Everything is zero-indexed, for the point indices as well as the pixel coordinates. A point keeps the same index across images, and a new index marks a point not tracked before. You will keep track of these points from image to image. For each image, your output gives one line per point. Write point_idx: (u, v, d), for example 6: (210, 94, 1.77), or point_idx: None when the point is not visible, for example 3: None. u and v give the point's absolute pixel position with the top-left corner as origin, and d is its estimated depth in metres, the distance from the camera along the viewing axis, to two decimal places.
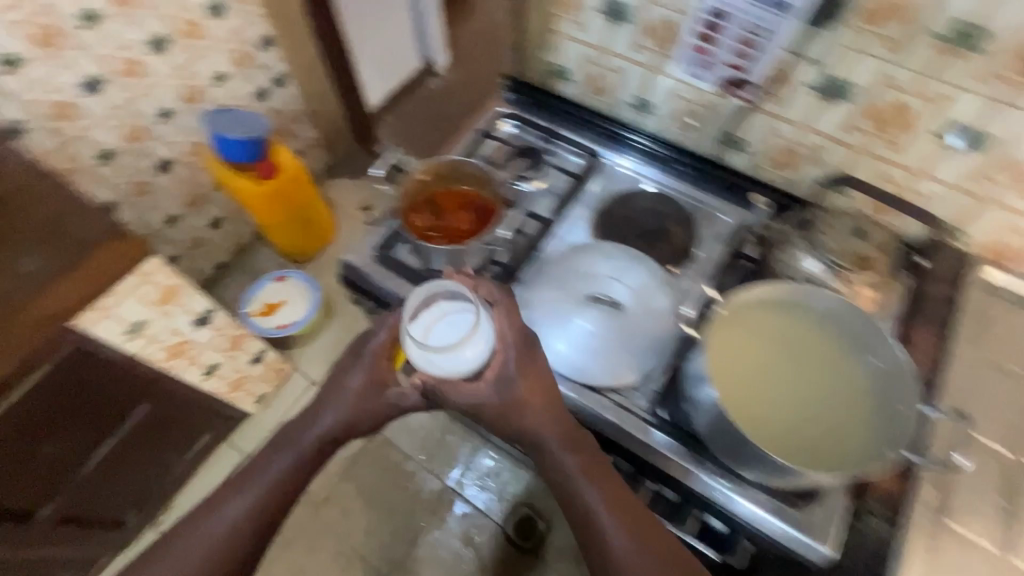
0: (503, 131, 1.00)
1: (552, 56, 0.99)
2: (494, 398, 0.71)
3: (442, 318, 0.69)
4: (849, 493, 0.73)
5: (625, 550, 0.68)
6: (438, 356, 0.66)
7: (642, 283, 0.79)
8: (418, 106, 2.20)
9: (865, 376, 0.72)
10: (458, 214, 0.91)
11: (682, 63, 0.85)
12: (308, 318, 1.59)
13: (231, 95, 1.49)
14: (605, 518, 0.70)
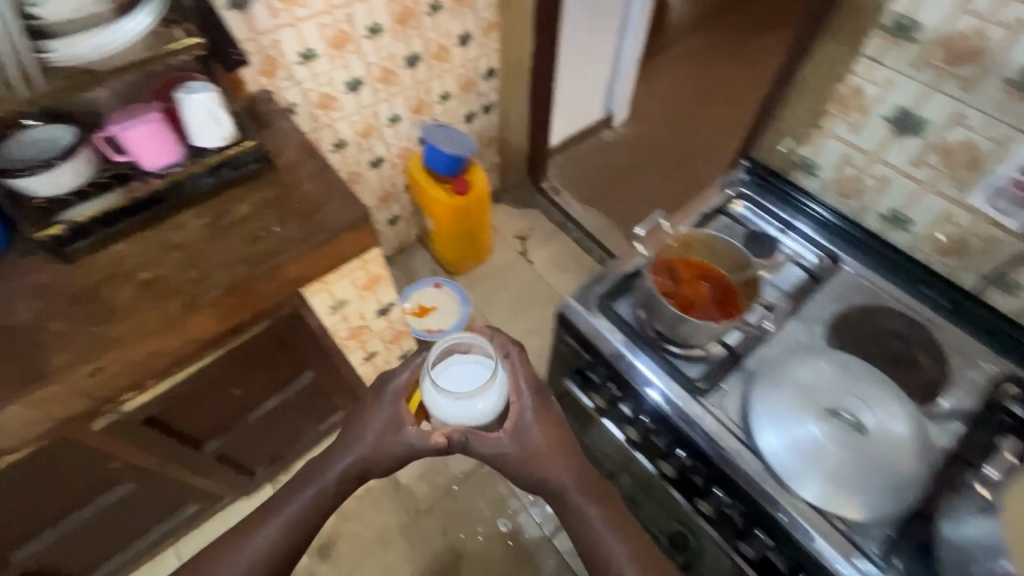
0: (737, 213, 0.98)
1: (805, 150, 0.97)
2: (515, 448, 0.77)
3: (460, 367, 0.75)
4: None
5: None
6: (454, 401, 0.71)
7: (889, 408, 0.73)
8: (588, 153, 2.26)
9: None
10: (697, 287, 0.82)
11: (987, 192, 0.79)
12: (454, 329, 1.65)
13: (447, 112, 1.62)
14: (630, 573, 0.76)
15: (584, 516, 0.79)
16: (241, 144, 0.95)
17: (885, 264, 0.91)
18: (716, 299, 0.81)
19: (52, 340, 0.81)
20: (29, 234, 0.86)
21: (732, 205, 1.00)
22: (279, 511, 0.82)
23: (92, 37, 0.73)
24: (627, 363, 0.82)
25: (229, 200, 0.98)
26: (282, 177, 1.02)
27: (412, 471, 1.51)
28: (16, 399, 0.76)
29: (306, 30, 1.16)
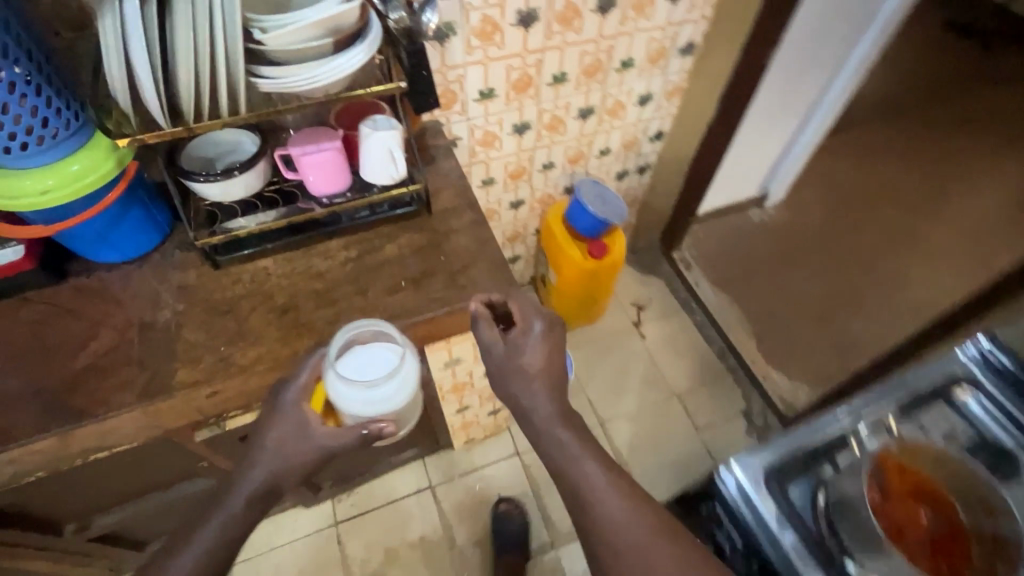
0: (968, 406, 0.77)
1: None
2: (497, 349, 0.71)
3: (361, 352, 0.75)
4: None
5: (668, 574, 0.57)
6: (382, 395, 0.72)
7: None
8: (730, 230, 2.04)
9: None
10: (911, 508, 0.69)
11: None
12: None
13: (601, 167, 1.51)
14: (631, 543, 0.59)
15: (572, 477, 0.63)
16: (409, 185, 0.90)
17: None
18: (932, 539, 0.67)
19: (184, 350, 0.79)
20: (190, 235, 0.86)
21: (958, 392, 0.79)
22: (246, 480, 0.71)
23: (314, 65, 0.68)
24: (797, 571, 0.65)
25: (379, 237, 0.93)
26: (436, 225, 0.95)
27: (472, 533, 1.42)
28: (139, 408, 0.73)
29: (493, 70, 1.09)
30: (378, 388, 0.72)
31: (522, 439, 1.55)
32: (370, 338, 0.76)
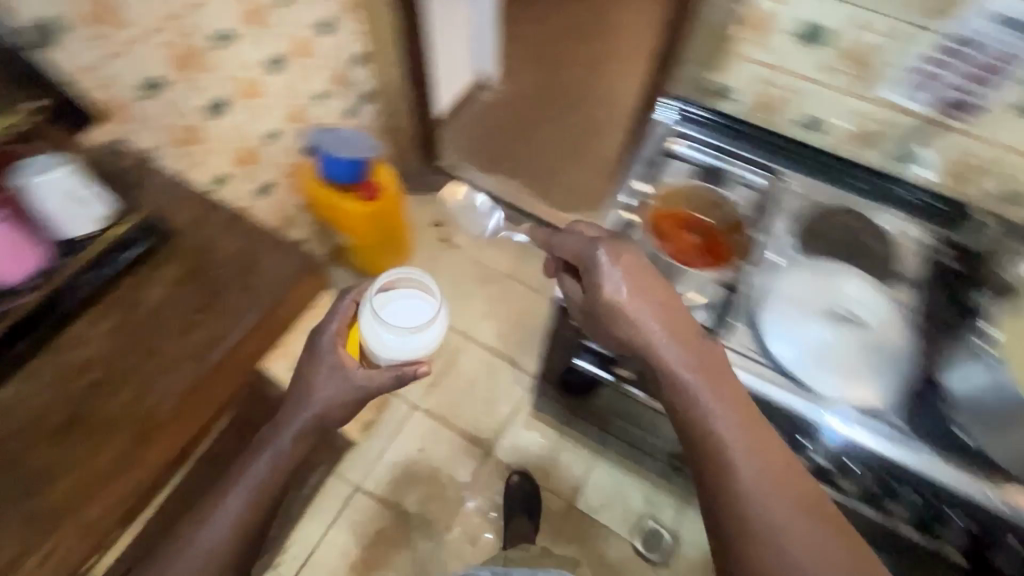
0: (680, 150, 1.01)
1: (717, 76, 1.00)
2: (575, 291, 0.78)
3: (394, 301, 0.88)
4: None
5: (688, 375, 0.65)
6: (417, 339, 0.85)
7: (869, 296, 0.85)
8: (475, 117, 2.12)
9: None
10: (679, 236, 0.92)
11: (902, 87, 0.86)
12: None
13: (327, 112, 1.43)
14: (667, 331, 0.68)
15: None
16: (122, 225, 0.79)
17: (751, 141, 1.02)
18: (700, 246, 0.92)
19: None
20: None
21: (668, 144, 1.02)
22: None
23: None
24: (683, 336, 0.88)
25: (132, 290, 0.79)
26: (189, 243, 0.84)
27: (417, 495, 1.47)
28: None
29: (140, 57, 0.92)
30: (414, 334, 0.84)
31: (412, 393, 1.58)
32: (408, 289, 0.90)
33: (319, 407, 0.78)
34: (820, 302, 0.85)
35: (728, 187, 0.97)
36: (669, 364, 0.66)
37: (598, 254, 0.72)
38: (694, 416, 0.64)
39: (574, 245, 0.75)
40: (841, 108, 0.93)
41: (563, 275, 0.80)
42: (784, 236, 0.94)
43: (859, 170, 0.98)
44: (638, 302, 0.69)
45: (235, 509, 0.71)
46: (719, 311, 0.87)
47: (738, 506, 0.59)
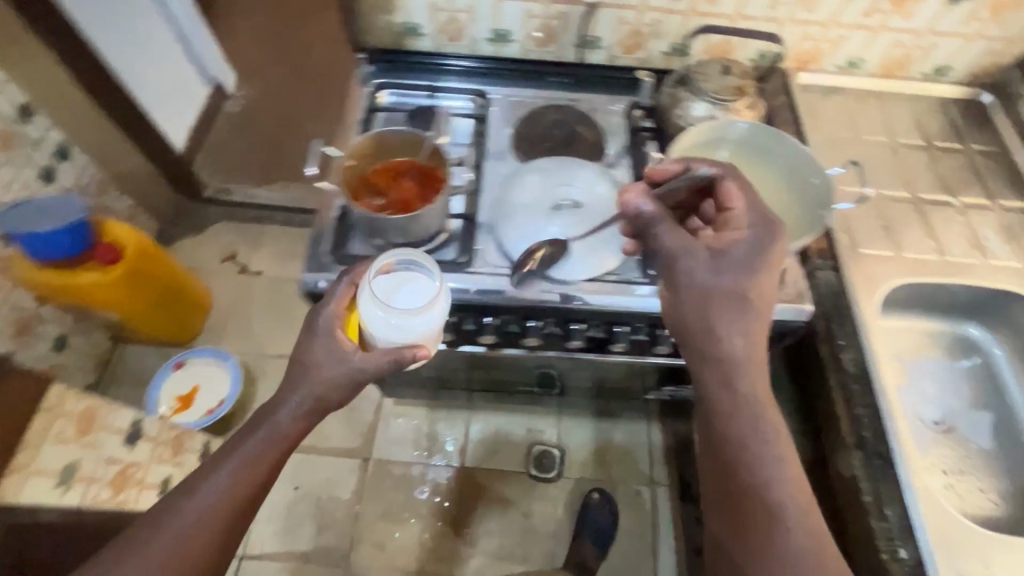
0: (386, 102, 0.99)
1: (396, 16, 1.01)
2: (688, 243, 0.64)
3: (401, 283, 0.74)
4: (737, 141, 0.82)
5: (740, 352, 0.61)
6: (414, 325, 0.71)
7: (581, 178, 0.87)
8: (228, 134, 1.91)
9: (732, 138, 0.82)
10: (398, 184, 0.82)
11: None
12: (236, 391, 1.38)
13: (12, 186, 1.21)
14: (755, 301, 0.62)
15: None
16: None
17: (452, 70, 1.03)
18: (425, 180, 0.83)
19: None
20: None
21: (378, 100, 1.00)
22: None
23: None
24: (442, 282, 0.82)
25: None
26: None
27: (307, 531, 1.40)
28: None
29: None
30: (410, 321, 0.70)
31: None
32: (404, 270, 0.75)
33: (315, 387, 0.69)
34: (538, 201, 0.85)
35: (442, 120, 0.97)
36: (714, 337, 0.61)
37: (755, 212, 0.66)
38: (752, 383, 0.61)
39: (754, 204, 0.67)
40: (517, 15, 0.99)
41: (653, 223, 0.66)
42: (506, 152, 0.94)
43: (553, 66, 1.03)
44: (769, 271, 0.63)
45: (205, 505, 0.62)
46: (463, 243, 0.85)
47: (762, 487, 0.58)
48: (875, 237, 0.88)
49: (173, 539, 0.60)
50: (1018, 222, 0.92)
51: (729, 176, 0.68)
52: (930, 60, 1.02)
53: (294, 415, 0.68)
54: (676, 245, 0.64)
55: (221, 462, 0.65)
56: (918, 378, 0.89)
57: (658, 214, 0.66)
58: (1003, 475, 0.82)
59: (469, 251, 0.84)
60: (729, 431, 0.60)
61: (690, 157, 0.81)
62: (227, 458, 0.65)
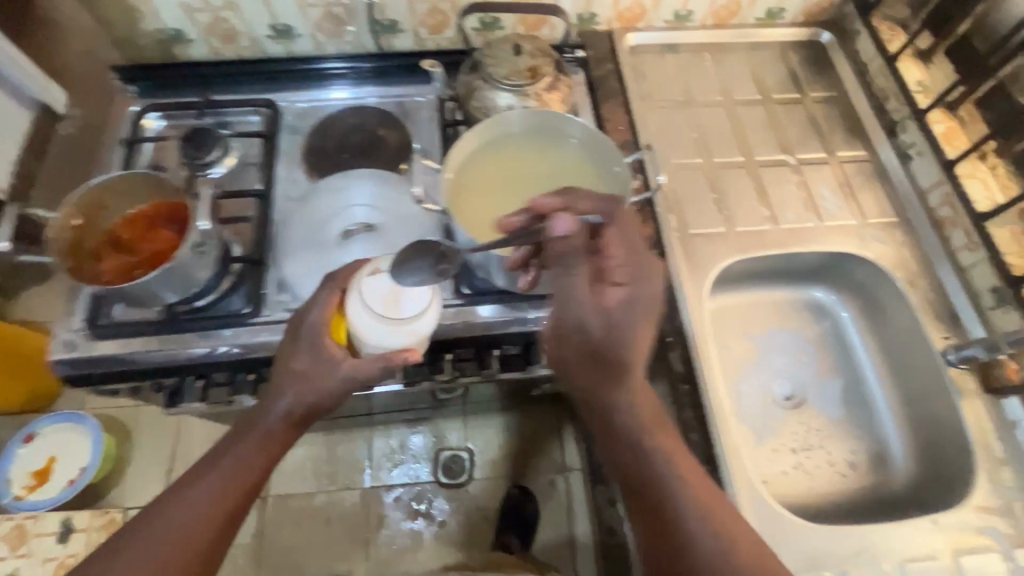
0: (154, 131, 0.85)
1: (152, 22, 0.86)
2: (581, 301, 0.56)
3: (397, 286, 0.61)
4: (522, 131, 0.72)
5: (625, 399, 0.58)
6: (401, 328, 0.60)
7: (379, 193, 0.75)
8: None
9: (512, 131, 0.72)
10: (149, 237, 0.70)
11: None
12: (97, 455, 1.25)
13: None
14: (632, 363, 0.58)
15: None
16: None
17: (233, 79, 0.90)
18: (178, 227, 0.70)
19: None
20: None
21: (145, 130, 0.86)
22: None
23: None
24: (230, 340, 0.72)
25: None
26: None
27: None
28: None
29: None
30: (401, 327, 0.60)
31: None
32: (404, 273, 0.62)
33: (302, 394, 0.61)
34: (326, 229, 0.75)
35: (226, 142, 0.85)
36: (597, 391, 0.59)
37: (633, 269, 0.58)
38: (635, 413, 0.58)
39: (636, 259, 0.59)
40: (291, 5, 0.85)
41: (568, 258, 0.56)
42: (299, 173, 0.84)
43: (348, 58, 0.91)
44: (647, 324, 0.57)
45: (186, 514, 0.55)
46: (250, 288, 0.75)
47: (661, 499, 0.55)
48: (706, 214, 0.82)
49: (181, 523, 0.55)
50: (853, 175, 0.88)
51: (613, 224, 0.59)
52: (759, 4, 0.94)
53: (249, 445, 0.60)
54: (567, 292, 0.57)
55: (204, 471, 0.59)
56: (768, 355, 0.85)
57: (574, 247, 0.55)
58: (854, 444, 0.80)
59: (255, 299, 0.73)
60: (628, 452, 0.57)
61: (488, 155, 0.72)
62: (210, 467, 0.59)
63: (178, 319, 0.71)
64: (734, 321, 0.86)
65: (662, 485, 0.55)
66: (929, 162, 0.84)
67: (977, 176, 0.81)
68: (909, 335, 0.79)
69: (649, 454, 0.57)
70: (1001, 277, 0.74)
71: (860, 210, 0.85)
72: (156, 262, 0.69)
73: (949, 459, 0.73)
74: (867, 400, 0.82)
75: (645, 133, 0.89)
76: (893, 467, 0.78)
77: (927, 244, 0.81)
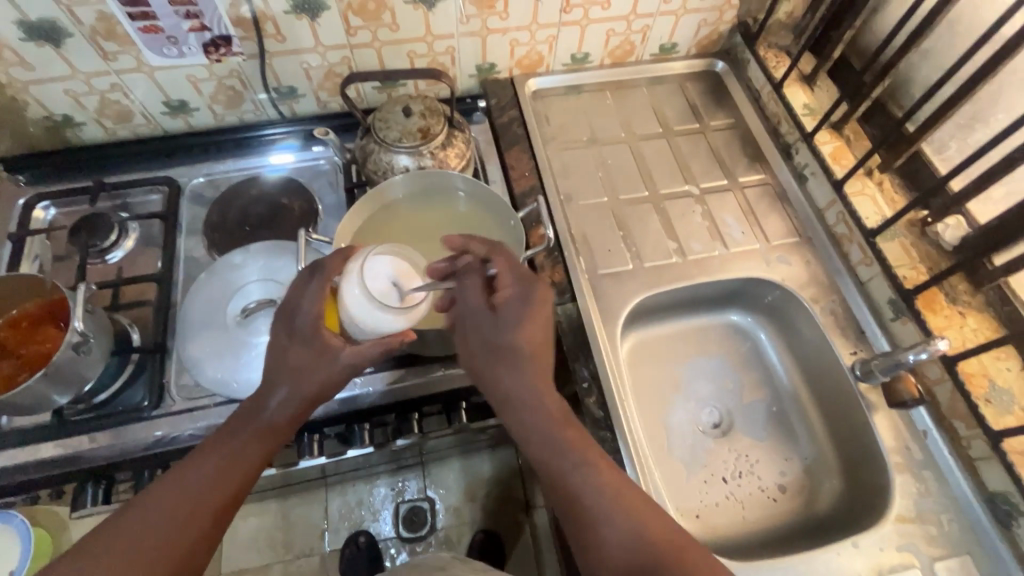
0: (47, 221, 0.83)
1: (34, 110, 0.82)
2: (481, 309, 0.63)
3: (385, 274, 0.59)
4: (411, 191, 0.76)
5: (526, 386, 0.61)
6: (400, 310, 0.60)
7: (279, 269, 0.75)
8: None
9: (401, 197, 0.76)
10: (36, 336, 0.67)
11: (153, 49, 0.76)
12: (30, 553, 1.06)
13: None
14: (527, 354, 0.62)
15: None
16: None
17: (132, 159, 0.89)
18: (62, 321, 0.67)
19: None
20: None
21: (37, 220, 0.84)
22: None
23: None
24: (127, 438, 0.69)
25: None
26: None
27: None
28: None
29: None
30: (399, 309, 0.59)
31: None
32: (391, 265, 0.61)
33: (303, 385, 0.60)
34: (225, 309, 0.73)
35: (123, 224, 0.83)
36: (497, 382, 0.62)
37: (515, 285, 0.63)
38: (549, 409, 0.61)
39: (520, 278, 0.64)
40: (181, 81, 0.83)
41: (461, 276, 0.64)
42: (201, 251, 0.84)
43: (251, 130, 0.92)
44: (534, 321, 0.62)
45: (184, 494, 0.55)
46: (149, 380, 0.72)
47: (574, 479, 0.58)
48: (613, 252, 0.84)
49: (186, 500, 0.55)
50: (755, 199, 0.90)
51: (496, 254, 0.65)
52: (651, 41, 0.97)
53: (244, 433, 0.59)
54: (467, 307, 0.63)
55: (208, 454, 0.58)
56: (693, 384, 0.86)
57: (471, 267, 0.64)
58: (783, 464, 0.81)
59: (155, 391, 0.71)
60: (543, 444, 0.59)
61: (377, 224, 0.75)
62: (215, 450, 0.58)
63: (73, 422, 0.69)
64: (652, 354, 0.87)
65: (570, 478, 0.58)
66: (822, 182, 0.87)
67: (865, 193, 0.84)
68: (820, 351, 0.81)
69: (564, 447, 0.59)
70: (896, 289, 0.76)
71: (764, 234, 0.87)
72: (39, 362, 0.66)
73: (869, 474, 0.74)
74: (791, 419, 0.84)
75: (551, 177, 0.90)
76: (821, 483, 0.79)
77: (830, 263, 0.84)
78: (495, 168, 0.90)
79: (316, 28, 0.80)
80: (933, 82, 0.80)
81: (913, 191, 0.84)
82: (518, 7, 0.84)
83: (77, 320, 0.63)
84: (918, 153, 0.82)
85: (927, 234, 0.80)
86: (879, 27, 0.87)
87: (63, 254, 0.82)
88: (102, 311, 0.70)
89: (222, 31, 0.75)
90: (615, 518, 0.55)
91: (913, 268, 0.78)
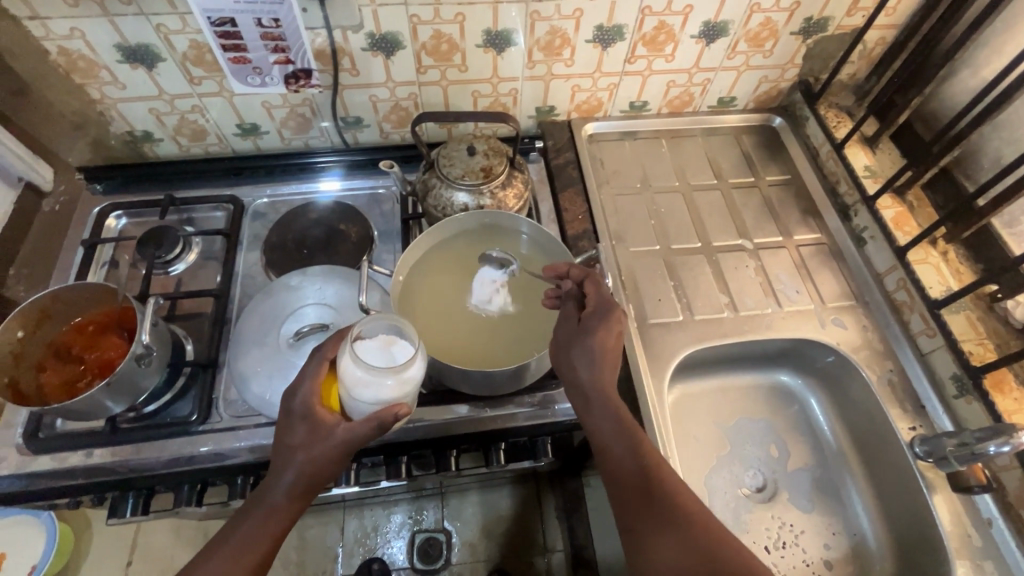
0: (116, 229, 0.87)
1: (121, 124, 0.87)
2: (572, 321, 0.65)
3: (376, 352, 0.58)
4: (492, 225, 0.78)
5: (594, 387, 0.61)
6: (391, 380, 0.56)
7: (333, 294, 0.77)
8: None
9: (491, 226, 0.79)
10: (99, 343, 0.69)
11: (238, 78, 0.80)
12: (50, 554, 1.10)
13: None
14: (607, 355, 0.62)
15: None
16: None
17: (200, 175, 0.93)
18: (127, 329, 0.70)
19: None
20: None
21: (107, 228, 0.88)
22: None
23: None
24: (168, 451, 0.69)
25: None
26: None
27: None
28: None
29: None
30: (388, 379, 0.56)
31: None
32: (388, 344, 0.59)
33: (307, 467, 0.57)
34: (278, 328, 0.74)
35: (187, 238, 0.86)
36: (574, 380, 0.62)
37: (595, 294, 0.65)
38: (616, 410, 0.60)
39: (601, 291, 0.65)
40: (256, 107, 0.87)
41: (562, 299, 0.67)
42: (258, 269, 0.86)
43: (313, 154, 0.96)
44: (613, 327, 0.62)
45: None
46: (197, 396, 0.74)
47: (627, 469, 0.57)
48: (663, 302, 0.83)
49: None
50: (810, 257, 0.89)
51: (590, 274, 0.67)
52: (710, 94, 0.98)
53: (253, 519, 0.56)
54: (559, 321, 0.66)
55: (217, 544, 0.55)
56: (737, 444, 0.83)
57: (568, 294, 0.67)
58: (829, 537, 0.77)
59: (204, 406, 0.71)
60: (611, 446, 0.59)
61: (442, 250, 0.78)
62: (224, 538, 0.56)
63: (124, 431, 0.70)
64: (698, 403, 0.86)
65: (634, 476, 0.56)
66: (882, 246, 0.85)
67: (928, 261, 0.82)
68: (874, 420, 0.78)
69: (630, 448, 0.58)
70: (960, 365, 0.73)
71: (819, 295, 0.85)
72: (101, 370, 0.68)
73: (927, 559, 0.70)
74: (836, 486, 0.81)
75: (604, 220, 0.90)
76: (871, 563, 0.75)
77: (887, 330, 0.82)
78: (549, 208, 0.91)
79: (389, 65, 0.83)
80: (1005, 156, 0.79)
81: (979, 264, 0.82)
82: (584, 56, 0.86)
83: (144, 331, 0.65)
84: (987, 226, 0.81)
85: (994, 310, 0.78)
86: (947, 96, 0.86)
87: (129, 263, 0.85)
88: (164, 324, 0.72)
89: (305, 64, 0.79)
90: (670, 520, 0.53)
91: (980, 344, 0.75)
